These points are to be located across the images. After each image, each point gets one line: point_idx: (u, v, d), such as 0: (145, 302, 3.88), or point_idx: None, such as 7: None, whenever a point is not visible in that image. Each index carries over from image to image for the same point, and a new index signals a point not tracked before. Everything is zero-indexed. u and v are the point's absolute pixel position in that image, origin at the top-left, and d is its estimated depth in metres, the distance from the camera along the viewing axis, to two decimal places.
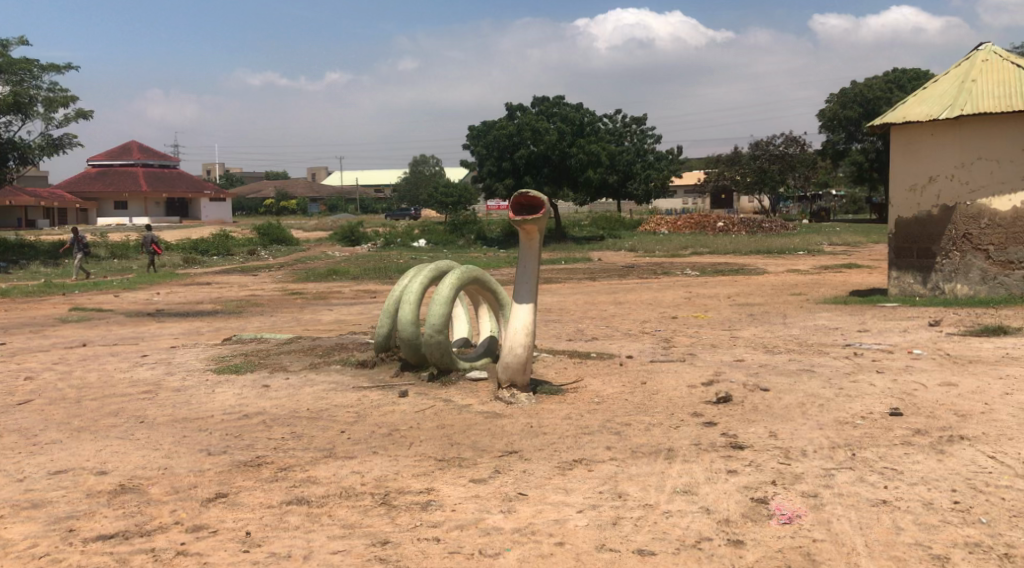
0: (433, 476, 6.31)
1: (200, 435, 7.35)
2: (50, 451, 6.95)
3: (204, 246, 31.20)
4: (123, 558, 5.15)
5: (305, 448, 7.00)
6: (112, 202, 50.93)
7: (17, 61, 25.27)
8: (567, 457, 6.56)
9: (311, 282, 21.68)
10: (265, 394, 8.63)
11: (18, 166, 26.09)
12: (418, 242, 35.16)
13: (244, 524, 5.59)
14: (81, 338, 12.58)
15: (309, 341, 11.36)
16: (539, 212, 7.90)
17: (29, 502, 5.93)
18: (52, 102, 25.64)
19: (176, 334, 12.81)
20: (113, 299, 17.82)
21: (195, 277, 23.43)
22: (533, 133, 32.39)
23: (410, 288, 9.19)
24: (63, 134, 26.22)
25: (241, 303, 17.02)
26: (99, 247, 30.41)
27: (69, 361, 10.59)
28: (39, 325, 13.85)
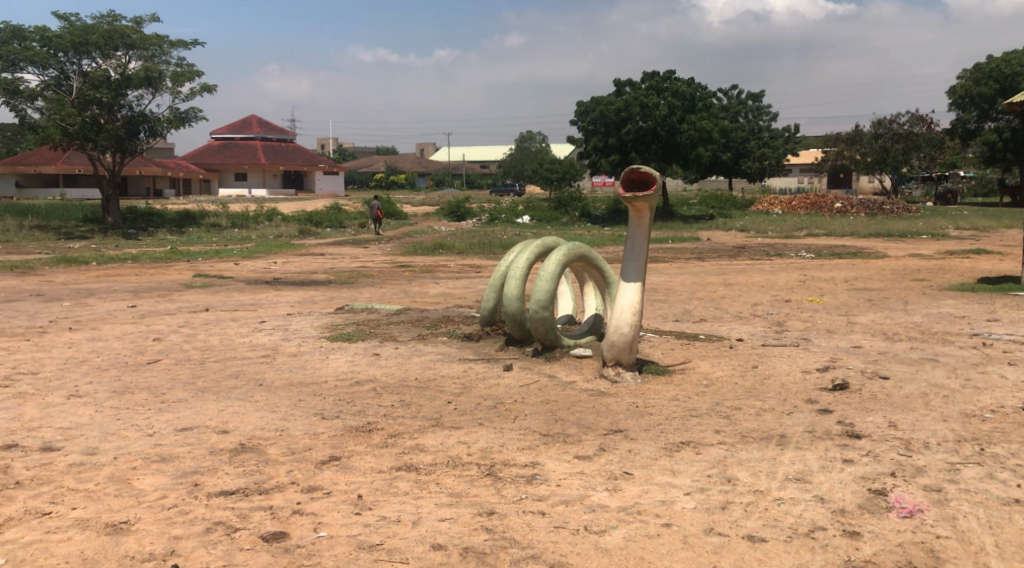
0: (538, 451, 6.33)
1: (315, 400, 7.56)
2: (177, 409, 7.28)
3: (317, 218, 32.27)
4: (243, 515, 5.34)
5: (414, 416, 7.12)
6: (233, 173, 52.93)
7: (149, 37, 26.29)
8: (674, 439, 6.48)
9: (419, 256, 22.02)
10: (375, 362, 8.83)
11: (149, 138, 27.34)
12: (524, 218, 35.36)
13: (357, 487, 5.73)
14: (204, 302, 13.12)
15: (417, 313, 11.54)
16: (651, 190, 7.78)
17: (157, 456, 6.24)
18: (179, 76, 26.65)
19: (293, 301, 13.22)
20: (234, 267, 18.47)
21: (309, 248, 24.17)
22: (642, 108, 31.97)
23: (517, 263, 9.18)
24: (189, 108, 27.24)
25: (352, 274, 17.43)
26: (222, 216, 31.68)
27: (195, 324, 11.06)
28: (167, 290, 14.50)
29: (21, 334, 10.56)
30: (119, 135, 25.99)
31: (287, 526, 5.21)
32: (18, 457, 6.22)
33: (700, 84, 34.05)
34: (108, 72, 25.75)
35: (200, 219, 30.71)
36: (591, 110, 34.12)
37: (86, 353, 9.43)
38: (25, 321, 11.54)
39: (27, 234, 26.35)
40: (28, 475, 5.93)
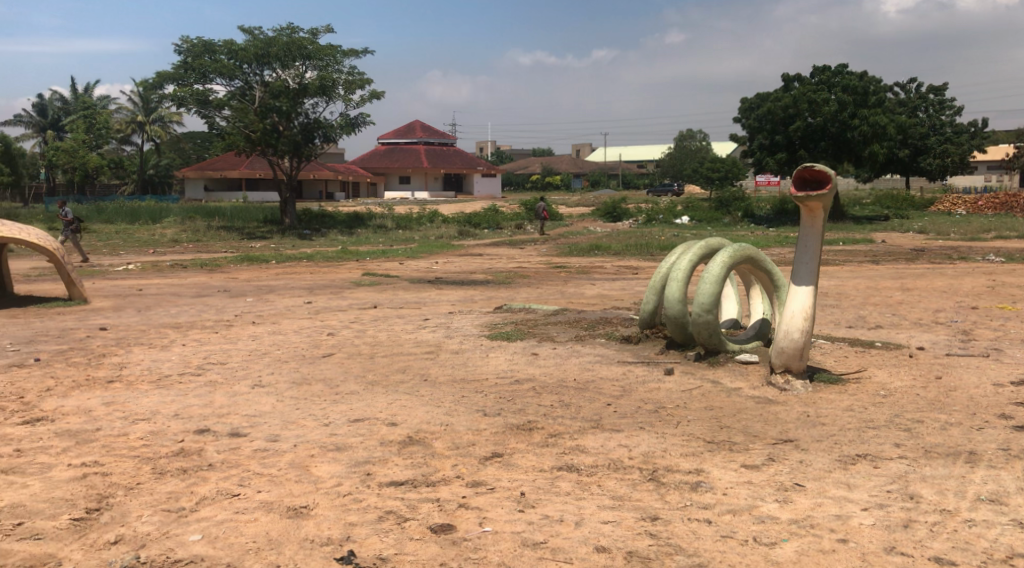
0: (703, 458, 6.17)
1: (477, 397, 7.67)
2: (349, 401, 7.56)
3: (476, 219, 32.84)
4: (412, 505, 5.47)
5: (575, 416, 7.10)
6: (397, 176, 54.75)
7: (324, 48, 27.40)
8: (849, 451, 6.17)
9: (576, 256, 22.05)
10: (535, 362, 8.87)
11: (323, 143, 28.61)
12: (683, 219, 34.78)
13: (520, 485, 5.76)
14: (372, 300, 13.59)
15: (576, 314, 11.52)
16: (825, 188, 7.45)
17: (332, 444, 6.48)
18: (351, 84, 27.76)
19: (454, 300, 13.51)
20: (399, 266, 19.06)
21: (469, 248, 24.66)
22: (811, 104, 30.85)
23: (679, 265, 8.99)
24: (359, 114, 28.36)
25: (510, 274, 17.64)
26: (387, 217, 32.78)
27: (364, 321, 11.47)
28: (337, 287, 15.14)
29: (209, 326, 11.27)
30: (296, 141, 27.39)
31: (454, 519, 5.30)
32: (209, 441, 6.63)
33: (875, 78, 32.48)
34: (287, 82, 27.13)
35: (368, 221, 31.90)
36: (755, 107, 33.21)
37: (266, 345, 9.95)
38: (212, 314, 12.33)
39: (213, 234, 28.18)
40: (217, 457, 6.30)
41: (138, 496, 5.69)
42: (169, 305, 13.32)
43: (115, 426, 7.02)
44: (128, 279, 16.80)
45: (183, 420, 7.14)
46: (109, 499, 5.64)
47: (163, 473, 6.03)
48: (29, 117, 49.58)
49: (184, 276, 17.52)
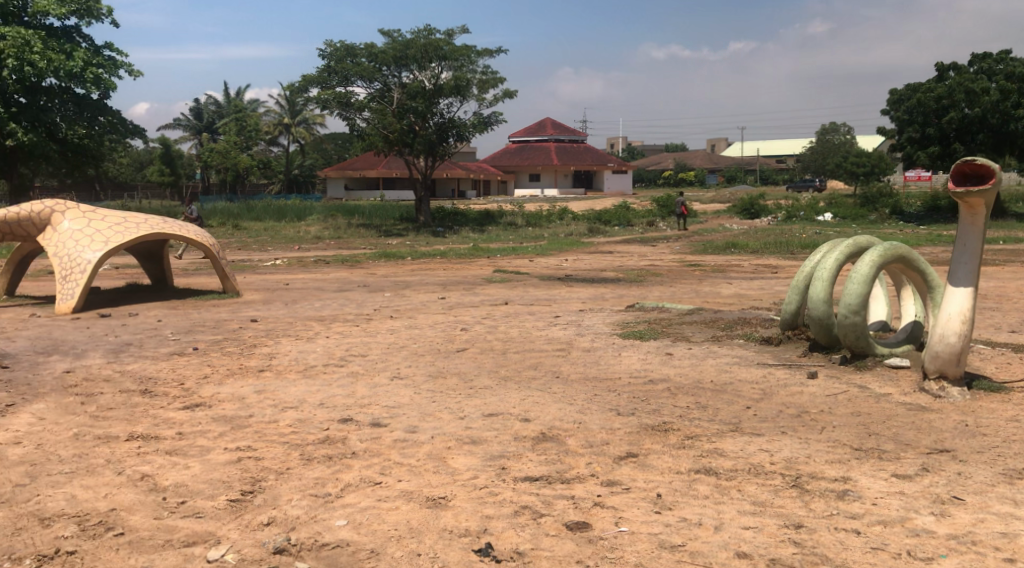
0: (850, 465, 5.91)
1: (611, 395, 7.59)
2: (483, 396, 7.62)
3: (607, 217, 32.62)
4: (547, 502, 5.46)
5: (711, 419, 6.93)
6: (527, 174, 55.20)
7: (459, 48, 27.67)
8: (1013, 465, 5.78)
9: (710, 254, 21.61)
10: (669, 362, 8.72)
11: (457, 142, 28.97)
12: (824, 216, 33.56)
13: (656, 486, 5.66)
14: (504, 296, 13.71)
15: (711, 313, 11.26)
16: (987, 183, 7.01)
17: (467, 438, 6.55)
18: (484, 83, 28.08)
19: (585, 298, 13.46)
20: (530, 263, 19.15)
21: (601, 246, 24.53)
22: (968, 95, 29.25)
23: (824, 263, 8.65)
24: (492, 113, 28.64)
25: (642, 272, 17.43)
26: (518, 215, 33.00)
27: (496, 317, 11.56)
28: (469, 283, 15.35)
29: (350, 320, 11.61)
30: (431, 141, 27.96)
31: (589, 517, 5.26)
32: (352, 430, 6.82)
33: None
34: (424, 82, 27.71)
35: (499, 218, 32.22)
36: (905, 99, 31.66)
37: (402, 339, 10.17)
38: (353, 308, 12.71)
39: (353, 231, 29.08)
40: (360, 446, 6.47)
41: (287, 481, 5.90)
42: (312, 299, 13.81)
43: (264, 413, 7.32)
44: (274, 274, 17.53)
45: (328, 409, 7.38)
46: (261, 483, 5.88)
47: (310, 460, 6.24)
48: (186, 121, 52.49)
49: (325, 271, 18.13)
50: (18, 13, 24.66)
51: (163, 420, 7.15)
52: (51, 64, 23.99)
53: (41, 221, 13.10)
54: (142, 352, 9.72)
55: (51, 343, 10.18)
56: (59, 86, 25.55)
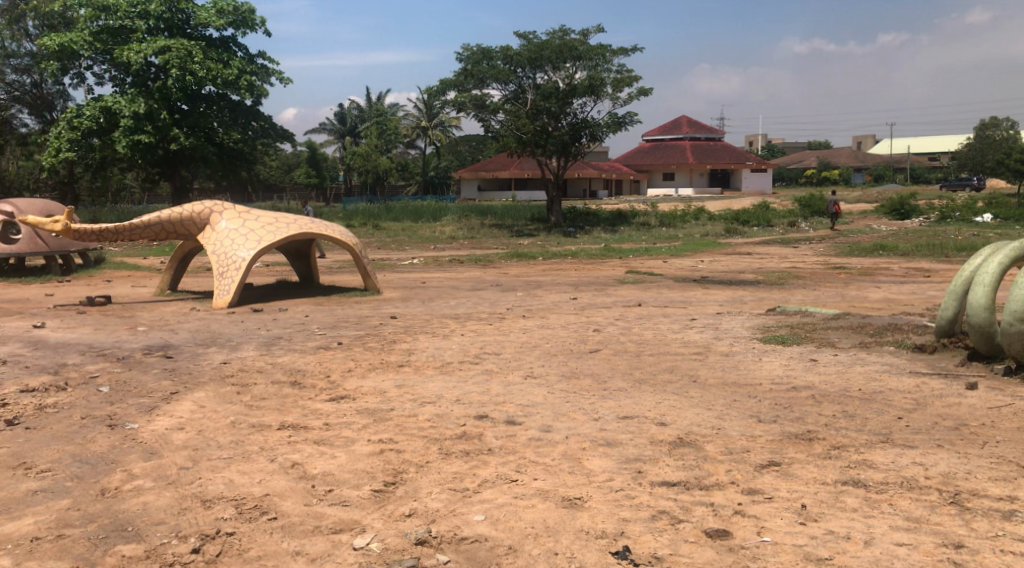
0: (1014, 484, 5.57)
1: (751, 402, 7.41)
2: (619, 398, 7.58)
3: (745, 217, 31.81)
4: (686, 507, 5.39)
5: (860, 429, 6.67)
6: (661, 172, 54.49)
7: (594, 47, 27.63)
8: None
9: (855, 257, 20.76)
10: (813, 368, 8.43)
11: (590, 142, 28.85)
12: (981, 216, 31.67)
13: (800, 496, 5.49)
14: (637, 297, 13.60)
15: (857, 318, 10.82)
16: None
17: (603, 440, 6.54)
18: (619, 82, 27.86)
19: (722, 300, 13.18)
20: (664, 265, 18.91)
21: (738, 247, 23.96)
22: None
23: (986, 268, 8.18)
24: (626, 112, 28.41)
25: (783, 274, 16.93)
26: (652, 214, 32.61)
27: (630, 318, 11.47)
28: (603, 284, 15.29)
29: (484, 319, 11.78)
30: (565, 141, 28.04)
31: (731, 525, 5.16)
32: (488, 427, 6.91)
33: None
34: (558, 83, 27.77)
35: (633, 218, 31.97)
36: None
37: (537, 339, 10.24)
38: (487, 307, 12.90)
39: (487, 231, 29.47)
40: (496, 443, 6.56)
41: (427, 474, 6.04)
42: (449, 297, 14.09)
43: (405, 407, 7.52)
44: (412, 273, 17.97)
45: (465, 406, 7.51)
46: (402, 475, 6.04)
47: (449, 454, 6.36)
48: (330, 125, 54.47)
49: (461, 271, 18.47)
50: (182, 25, 26.39)
51: (310, 411, 7.45)
52: (210, 73, 25.45)
53: (201, 221, 13.89)
54: (292, 345, 10.17)
55: (209, 335, 10.79)
56: (216, 93, 27.11)
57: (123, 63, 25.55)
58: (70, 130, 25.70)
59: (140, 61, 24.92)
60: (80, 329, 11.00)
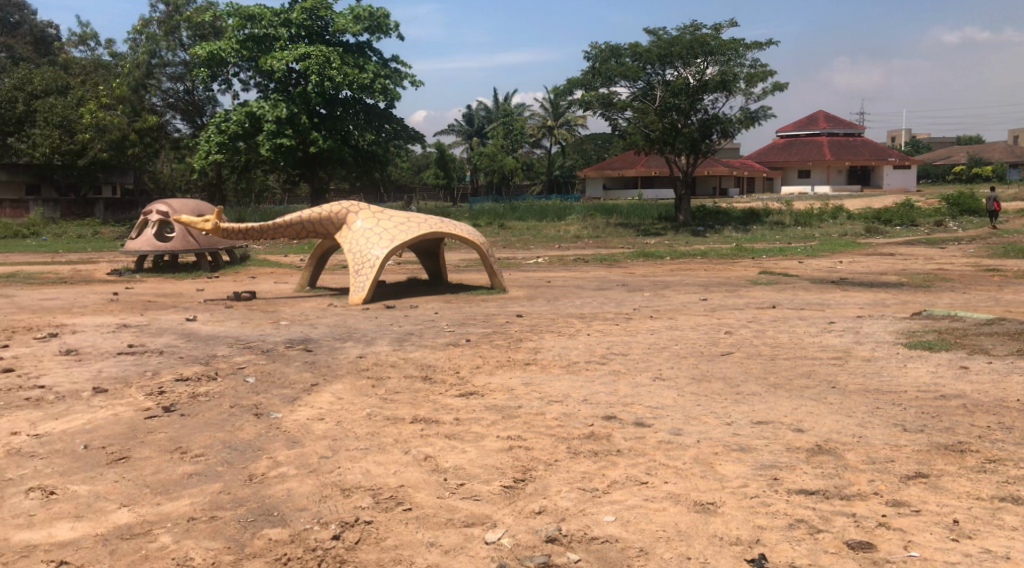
0: None
1: (895, 410, 7.12)
2: (752, 402, 7.43)
3: (887, 216, 30.48)
4: (826, 517, 5.25)
5: (1015, 442, 6.32)
6: (796, 170, 52.87)
7: (726, 42, 26.84)
8: None
9: (1009, 259, 19.61)
10: (963, 377, 8.03)
11: (721, 138, 28.40)
12: None
13: (951, 511, 5.26)
14: (771, 299, 13.26)
15: (1012, 325, 10.24)
16: None
17: (736, 445, 6.42)
18: (752, 77, 27.20)
19: (863, 303, 12.71)
20: (800, 265, 18.35)
21: (878, 247, 23.00)
22: None
23: None
24: (760, 107, 27.73)
25: (930, 276, 16.15)
26: (786, 213, 31.65)
27: (764, 321, 11.19)
28: (735, 285, 14.98)
29: (611, 319, 11.74)
30: (694, 138, 27.57)
31: (875, 537, 5.01)
32: (617, 428, 6.90)
33: None
34: (689, 79, 27.33)
35: (765, 217, 31.19)
36: None
37: (668, 340, 10.13)
38: (614, 307, 12.85)
39: (613, 230, 29.31)
40: (625, 444, 6.54)
41: (556, 473, 6.08)
42: (575, 296, 14.11)
43: (533, 405, 7.58)
44: (539, 272, 18.06)
45: (593, 406, 7.51)
46: (532, 472, 6.10)
47: (577, 454, 6.39)
48: (458, 126, 55.32)
49: (586, 270, 18.47)
50: (321, 32, 27.27)
51: (441, 406, 7.61)
52: (347, 78, 26.26)
53: (338, 221, 14.37)
54: (423, 341, 10.40)
55: (345, 331, 11.16)
56: (352, 97, 27.92)
57: (267, 70, 26.70)
58: (218, 134, 27.12)
59: (282, 68, 25.97)
60: (227, 323, 11.61)
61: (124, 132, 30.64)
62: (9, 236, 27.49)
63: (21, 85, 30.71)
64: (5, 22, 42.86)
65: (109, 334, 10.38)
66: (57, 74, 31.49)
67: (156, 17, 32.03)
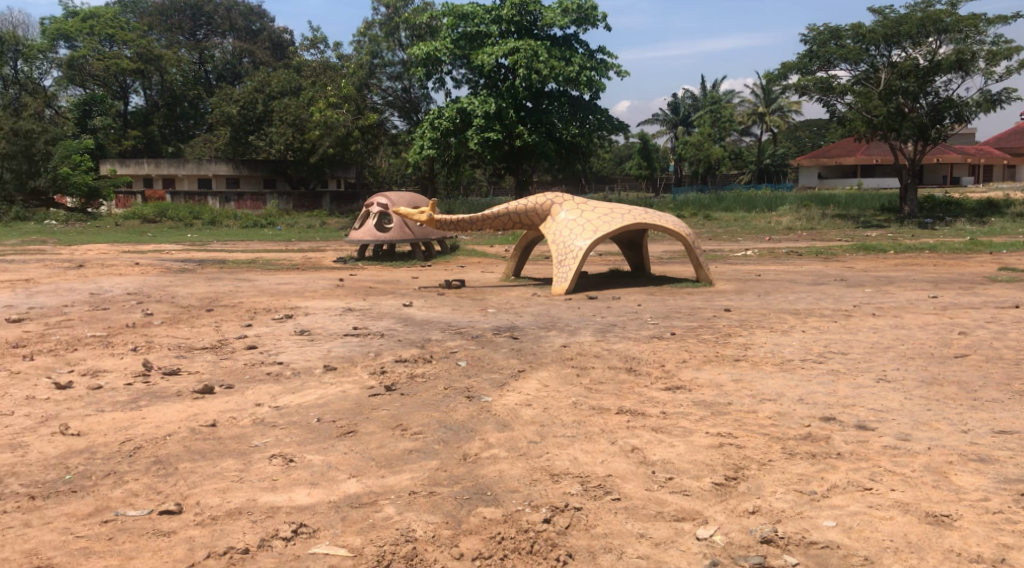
0: None
1: None
2: (992, 410, 6.87)
3: None
4: None
5: None
6: None
7: (964, 17, 24.94)
8: None
9: None
10: None
11: (955, 124, 26.38)
12: None
13: None
14: (1012, 298, 12.19)
15: None
16: None
17: (975, 455, 5.96)
18: (994, 55, 25.06)
19: None
20: None
21: None
22: None
23: None
24: (1002, 88, 25.55)
25: None
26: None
27: (1003, 321, 10.31)
28: (969, 282, 13.89)
29: (828, 315, 11.21)
30: (923, 123, 25.72)
31: None
32: (836, 429, 6.58)
33: None
34: (919, 60, 25.61)
35: (1004, 208, 28.72)
36: None
37: (892, 340, 9.55)
38: (832, 303, 12.24)
39: (828, 222, 27.97)
40: (847, 448, 6.22)
41: (771, 472, 5.88)
42: (787, 291, 13.59)
43: (745, 402, 7.37)
44: (749, 265, 17.53)
45: (809, 406, 7.20)
46: (744, 471, 5.93)
47: (794, 455, 6.15)
48: (663, 115, 54.62)
49: (800, 264, 17.72)
50: (530, 27, 27.51)
51: (648, 398, 7.55)
52: (554, 72, 26.38)
53: (543, 213, 14.58)
54: (627, 333, 10.36)
55: (550, 320, 11.30)
56: (558, 89, 28.04)
57: (478, 65, 27.50)
58: (432, 130, 28.24)
59: (492, 63, 26.61)
60: (440, 309, 12.06)
61: (347, 128, 32.21)
62: (248, 225, 29.81)
63: (260, 88, 34.39)
64: (247, 29, 46.17)
65: (335, 316, 11.05)
66: (290, 77, 34.19)
67: (378, 19, 33.47)
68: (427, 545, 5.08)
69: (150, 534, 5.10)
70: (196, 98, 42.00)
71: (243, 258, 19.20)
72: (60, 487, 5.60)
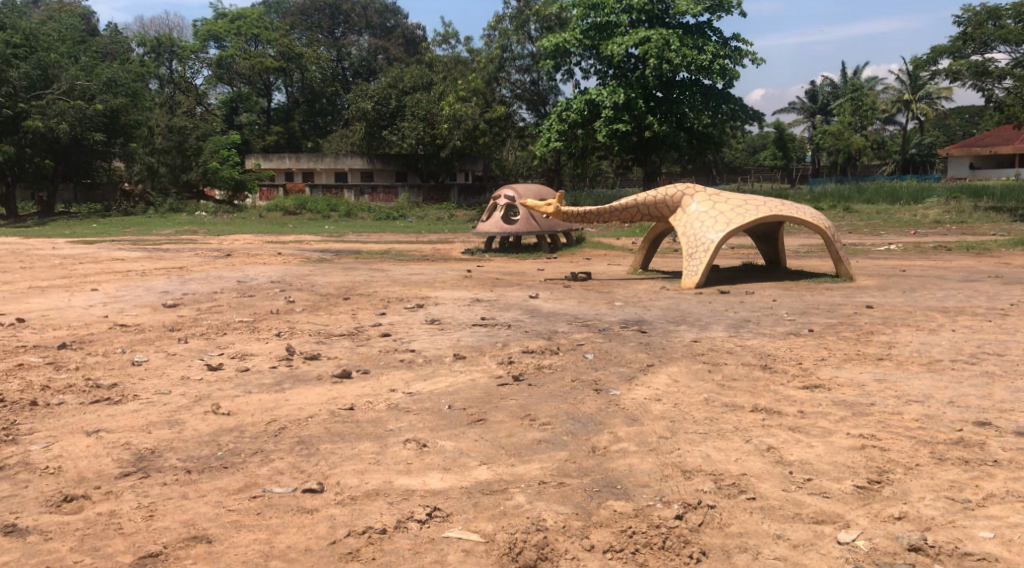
0: None
1: None
2: None
3: None
4: None
5: None
6: None
7: None
8: None
9: None
10: None
11: None
12: None
13: None
14: None
15: None
16: None
17: None
18: None
19: None
20: None
21: None
22: None
23: None
24: None
25: None
26: None
27: None
28: None
29: (980, 314, 10.57)
30: None
31: None
32: (992, 436, 6.21)
33: None
34: None
35: None
36: None
37: None
38: (984, 302, 11.55)
39: (980, 215, 26.44)
40: (1004, 456, 5.87)
41: (919, 478, 5.61)
42: (935, 288, 12.89)
43: (888, 404, 7.05)
44: (893, 260, 16.75)
45: (961, 409, 6.82)
46: (889, 474, 5.67)
47: (944, 460, 5.84)
48: (800, 104, 52.94)
49: (949, 259, 16.79)
50: (661, 16, 27.17)
51: (784, 397, 7.32)
52: (685, 60, 25.94)
53: (673, 204, 14.33)
54: (761, 329, 10.08)
55: (680, 314, 11.12)
56: (690, 78, 27.41)
57: (607, 56, 27.36)
58: (559, 122, 28.27)
59: (622, 53, 26.37)
60: (567, 301, 12.05)
61: (475, 121, 32.96)
62: (381, 218, 30.63)
63: (394, 83, 35.42)
64: (383, 26, 47.33)
65: (464, 307, 11.21)
66: (423, 72, 35.55)
67: (509, 12, 32.66)
68: (558, 535, 5.09)
69: (295, 511, 5.30)
70: (334, 95, 43.47)
71: (377, 249, 19.71)
72: (212, 462, 5.89)
